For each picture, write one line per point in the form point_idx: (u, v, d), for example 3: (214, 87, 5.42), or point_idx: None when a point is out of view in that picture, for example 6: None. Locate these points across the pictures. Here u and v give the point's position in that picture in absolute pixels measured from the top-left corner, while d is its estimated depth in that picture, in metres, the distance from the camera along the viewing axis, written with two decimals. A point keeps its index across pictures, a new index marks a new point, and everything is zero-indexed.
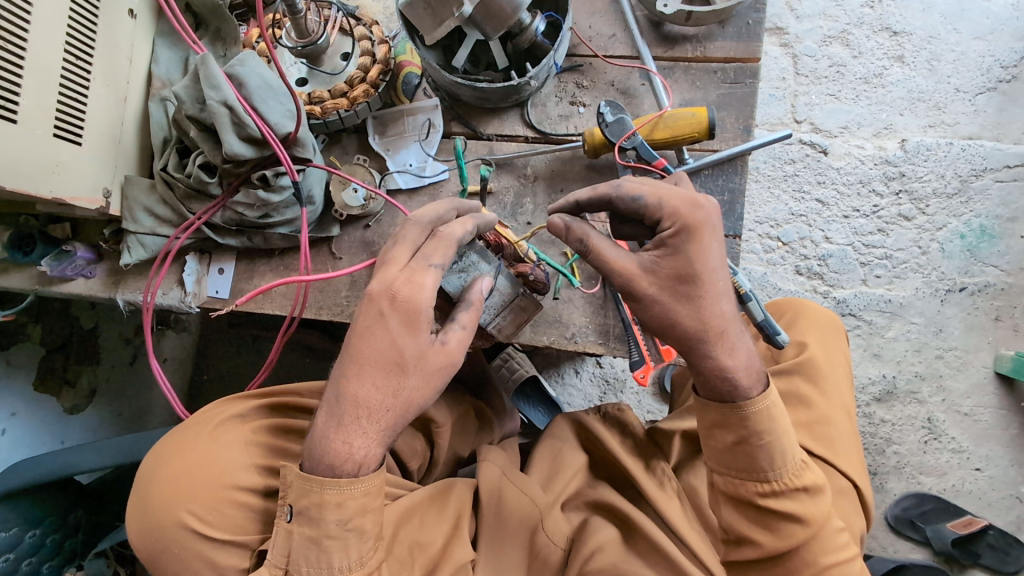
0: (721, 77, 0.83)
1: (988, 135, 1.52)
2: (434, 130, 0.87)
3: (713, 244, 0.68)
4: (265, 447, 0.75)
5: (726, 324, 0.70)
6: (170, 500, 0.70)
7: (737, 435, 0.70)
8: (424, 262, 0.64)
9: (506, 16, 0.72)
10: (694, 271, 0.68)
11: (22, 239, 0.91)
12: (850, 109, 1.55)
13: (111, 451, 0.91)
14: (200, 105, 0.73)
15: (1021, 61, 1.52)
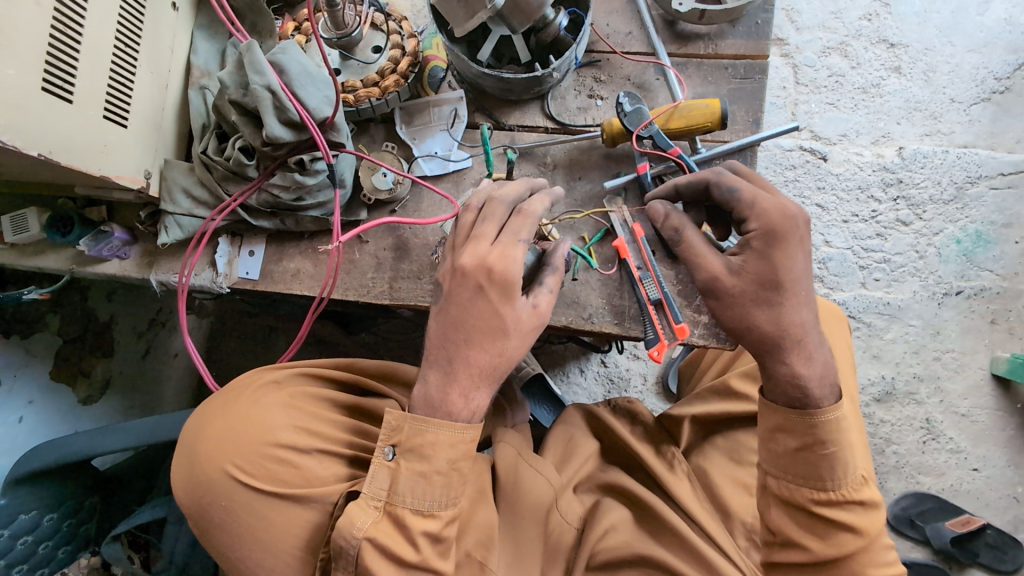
0: (731, 73, 0.88)
1: (983, 144, 1.57)
2: (459, 120, 0.92)
3: (799, 254, 0.73)
4: (300, 411, 0.84)
5: (803, 331, 0.75)
6: (217, 454, 0.81)
7: (800, 441, 0.74)
8: (513, 237, 0.72)
9: (532, 11, 0.77)
10: (779, 278, 0.73)
11: (59, 220, 0.95)
12: (849, 118, 1.60)
13: (131, 433, 0.98)
14: (243, 90, 0.78)
15: (1014, 73, 1.58)
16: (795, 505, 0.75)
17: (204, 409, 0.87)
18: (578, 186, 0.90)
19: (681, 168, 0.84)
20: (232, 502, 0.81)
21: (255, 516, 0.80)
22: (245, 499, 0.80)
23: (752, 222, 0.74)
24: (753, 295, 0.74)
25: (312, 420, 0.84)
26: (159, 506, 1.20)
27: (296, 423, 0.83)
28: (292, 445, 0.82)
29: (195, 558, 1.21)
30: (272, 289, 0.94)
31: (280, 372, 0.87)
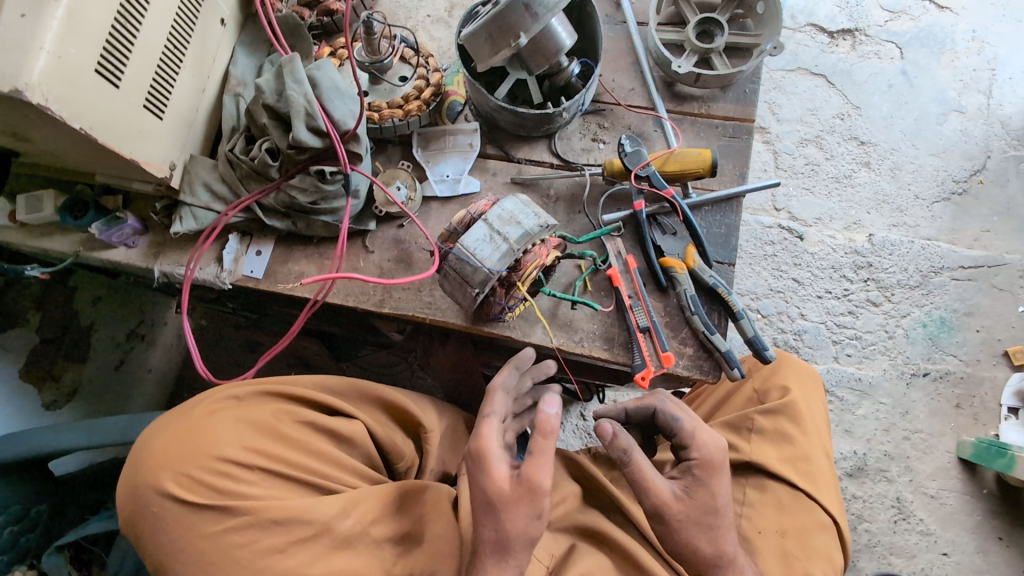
0: (721, 131, 0.98)
1: (944, 239, 1.69)
2: (473, 150, 0.99)
3: (727, 485, 0.81)
4: (256, 428, 0.76)
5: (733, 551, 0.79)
6: (156, 465, 0.73)
7: None
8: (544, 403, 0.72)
9: (550, 55, 0.86)
10: (716, 504, 0.79)
11: (74, 205, 0.98)
12: (823, 203, 1.73)
13: (104, 432, 0.95)
14: (278, 96, 0.85)
15: (971, 177, 1.73)
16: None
17: (160, 420, 0.80)
18: (576, 219, 0.96)
19: (673, 210, 0.92)
20: (167, 515, 0.72)
21: (188, 529, 0.71)
22: (181, 512, 0.71)
23: (693, 452, 0.81)
24: (694, 521, 0.78)
25: (270, 438, 0.77)
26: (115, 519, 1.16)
27: (249, 439, 0.75)
28: (241, 462, 0.74)
29: None
30: (274, 289, 0.96)
31: (244, 388, 0.81)
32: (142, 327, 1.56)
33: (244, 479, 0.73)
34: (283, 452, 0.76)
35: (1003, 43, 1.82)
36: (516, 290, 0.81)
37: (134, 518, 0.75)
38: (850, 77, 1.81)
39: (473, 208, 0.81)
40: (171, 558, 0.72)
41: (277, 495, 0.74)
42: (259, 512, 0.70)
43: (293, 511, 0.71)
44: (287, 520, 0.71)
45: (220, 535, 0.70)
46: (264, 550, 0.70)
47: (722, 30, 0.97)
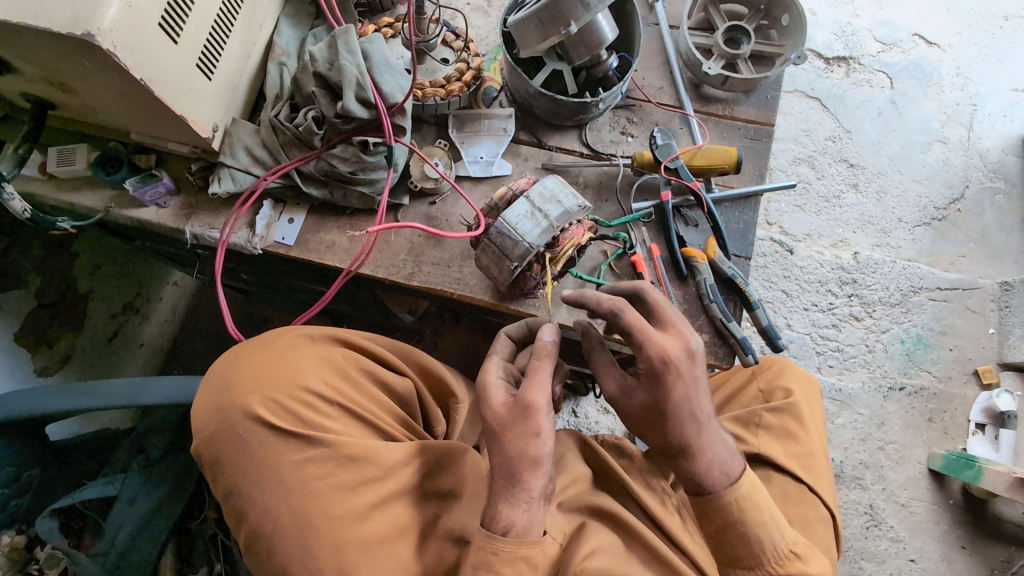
0: (744, 133, 1.03)
1: (923, 261, 1.78)
2: (506, 134, 1.02)
3: (682, 390, 0.75)
4: (335, 368, 0.81)
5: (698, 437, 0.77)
6: (244, 387, 0.77)
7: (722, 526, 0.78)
8: (538, 380, 0.71)
9: (592, 47, 0.90)
10: (666, 408, 0.75)
11: (108, 160, 0.96)
12: (812, 219, 1.81)
13: (109, 394, 0.89)
14: (329, 65, 0.88)
15: (949, 205, 1.83)
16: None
17: (235, 352, 0.84)
18: (602, 207, 1.00)
19: (697, 203, 0.97)
20: (249, 437, 0.75)
21: (268, 453, 0.74)
22: (263, 436, 0.75)
23: (640, 361, 0.75)
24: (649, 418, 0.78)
25: (346, 379, 0.81)
26: (114, 484, 1.16)
27: (330, 376, 0.80)
28: (322, 396, 0.78)
29: (138, 548, 1.15)
30: (304, 257, 0.97)
31: (318, 330, 0.85)
32: (138, 300, 1.57)
33: (322, 412, 0.78)
34: (357, 395, 0.82)
35: (984, 80, 1.92)
36: (551, 266, 0.84)
37: (210, 437, 0.77)
38: (843, 101, 1.90)
39: (516, 185, 0.84)
40: (242, 487, 0.74)
41: (350, 433, 0.79)
42: (337, 446, 0.75)
43: (365, 450, 0.76)
44: (362, 458, 0.75)
45: (300, 460, 0.74)
46: (338, 484, 0.74)
47: (749, 38, 1.03)
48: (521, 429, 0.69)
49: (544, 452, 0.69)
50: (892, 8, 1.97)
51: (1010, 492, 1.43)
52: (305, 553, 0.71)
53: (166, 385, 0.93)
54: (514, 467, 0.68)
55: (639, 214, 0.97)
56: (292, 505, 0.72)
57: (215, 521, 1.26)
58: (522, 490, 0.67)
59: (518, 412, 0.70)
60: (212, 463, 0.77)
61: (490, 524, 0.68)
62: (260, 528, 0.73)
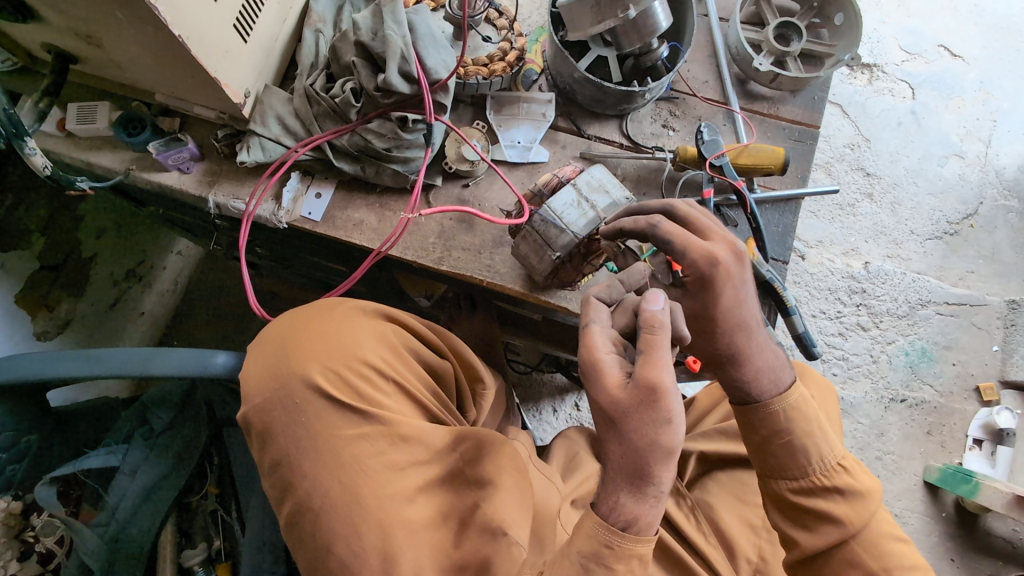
0: (787, 134, 1.01)
1: (933, 275, 1.77)
2: (545, 119, 0.99)
3: (731, 291, 0.74)
4: (390, 344, 0.81)
5: (744, 336, 0.76)
6: (302, 355, 0.76)
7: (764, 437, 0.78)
8: (655, 358, 0.64)
9: (646, 34, 0.87)
10: (712, 314, 0.75)
11: (131, 120, 0.93)
12: (825, 226, 1.79)
13: (119, 362, 0.85)
14: (373, 35, 0.84)
15: (963, 220, 1.80)
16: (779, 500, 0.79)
17: (284, 318, 0.83)
18: (640, 200, 0.98)
19: (739, 202, 0.95)
20: (304, 407, 0.75)
21: (324, 424, 0.74)
22: (318, 406, 0.75)
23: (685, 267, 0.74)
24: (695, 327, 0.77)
25: (399, 354, 0.81)
26: (116, 455, 1.14)
27: (386, 351, 0.80)
28: (377, 369, 0.78)
29: (137, 520, 1.12)
30: (331, 234, 0.94)
31: (368, 304, 0.84)
32: (141, 268, 1.52)
33: (379, 384, 0.78)
34: (408, 372, 0.81)
35: (1007, 97, 1.88)
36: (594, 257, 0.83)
37: (262, 403, 0.76)
38: (865, 109, 1.87)
39: (562, 172, 0.81)
40: (291, 458, 0.74)
41: (403, 410, 0.78)
42: (390, 424, 0.75)
43: (416, 431, 0.76)
44: (411, 438, 0.76)
45: (356, 433, 0.74)
46: (390, 464, 0.74)
47: (800, 36, 1.00)
48: (648, 416, 0.63)
49: (677, 441, 0.63)
50: (920, 16, 1.93)
51: (1007, 508, 1.45)
52: (351, 533, 0.71)
53: (174, 357, 0.88)
54: (645, 458, 0.63)
55: None
56: (342, 483, 0.72)
57: (216, 497, 1.25)
58: (654, 484, 0.62)
59: (644, 397, 0.63)
60: (260, 431, 0.76)
61: (608, 513, 0.63)
62: (305, 505, 0.72)
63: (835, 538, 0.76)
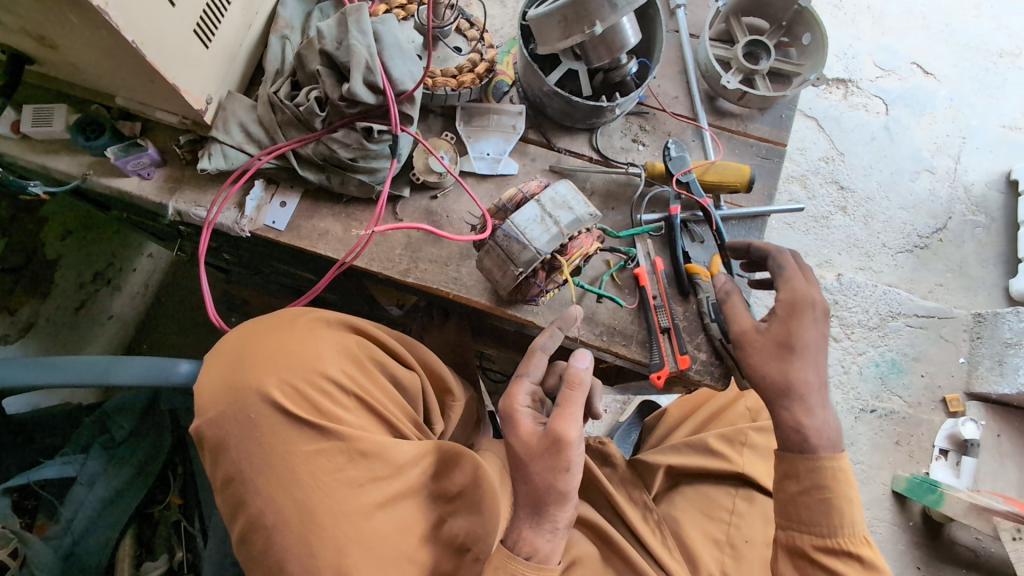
0: (755, 150, 1.01)
1: (903, 287, 1.80)
2: (514, 132, 0.98)
3: (814, 331, 0.79)
4: (354, 357, 0.79)
5: (810, 389, 0.78)
6: (260, 368, 0.73)
7: (801, 486, 0.78)
8: (566, 411, 0.71)
9: (613, 50, 0.87)
10: (796, 343, 0.78)
11: (89, 124, 0.91)
12: (800, 238, 1.82)
13: (79, 370, 0.83)
14: (337, 44, 0.83)
15: (934, 233, 1.84)
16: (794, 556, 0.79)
17: (242, 328, 0.80)
18: (608, 215, 0.98)
19: (705, 218, 0.95)
20: (261, 421, 0.72)
21: (280, 441, 0.71)
22: (275, 422, 0.72)
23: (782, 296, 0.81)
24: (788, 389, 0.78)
25: (364, 369, 0.80)
26: (73, 464, 1.12)
27: (349, 364, 0.78)
28: (340, 385, 0.76)
29: (94, 533, 1.11)
30: (294, 244, 0.92)
31: (333, 315, 0.82)
32: (110, 270, 1.49)
33: (341, 400, 0.76)
34: (372, 387, 0.80)
35: (975, 113, 1.93)
36: (558, 273, 0.81)
37: (216, 418, 0.72)
38: (839, 123, 1.90)
39: (526, 188, 0.81)
40: (244, 475, 0.71)
41: (364, 425, 0.77)
42: (350, 440, 0.73)
43: (377, 446, 0.74)
44: (371, 454, 0.74)
45: (314, 450, 0.71)
46: (348, 481, 0.72)
47: (768, 54, 1.02)
48: (550, 462, 0.70)
49: (572, 486, 0.70)
50: (895, 33, 1.97)
51: (968, 515, 1.54)
52: (306, 551, 0.69)
53: (136, 365, 0.85)
54: (544, 497, 0.70)
55: (649, 228, 0.95)
56: (296, 500, 0.70)
57: (179, 508, 1.23)
58: (550, 520, 0.70)
59: (550, 445, 0.70)
60: (212, 446, 0.73)
61: (514, 546, 0.69)
62: (257, 523, 0.70)
63: None
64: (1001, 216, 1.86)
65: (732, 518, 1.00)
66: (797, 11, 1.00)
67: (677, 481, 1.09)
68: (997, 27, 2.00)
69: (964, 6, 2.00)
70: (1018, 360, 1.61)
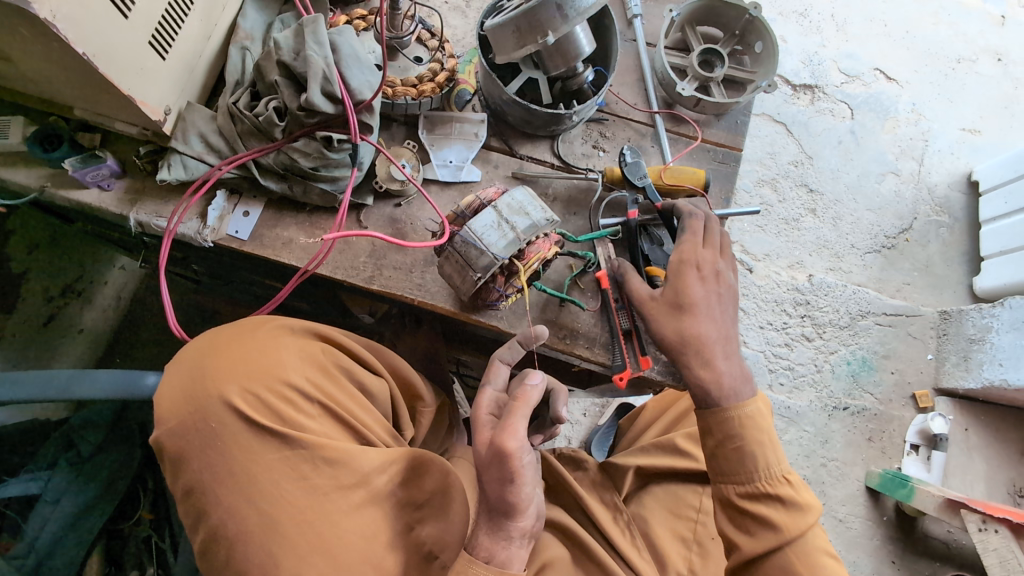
0: (712, 155, 1.04)
1: (872, 287, 1.85)
2: (476, 139, 1.00)
3: (700, 288, 0.87)
4: (318, 364, 0.79)
5: (707, 342, 0.86)
6: (220, 376, 0.73)
7: (715, 440, 0.85)
8: (512, 422, 0.73)
9: (568, 59, 0.89)
10: (688, 302, 0.86)
11: (46, 137, 0.90)
12: (772, 240, 1.86)
13: (41, 385, 0.83)
14: (294, 54, 0.84)
15: (900, 233, 1.89)
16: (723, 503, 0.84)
17: (205, 336, 0.79)
18: (569, 220, 1.00)
19: (663, 222, 0.97)
20: (222, 430, 0.71)
21: (241, 449, 0.71)
22: (236, 430, 0.71)
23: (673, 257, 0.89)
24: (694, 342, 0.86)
25: (328, 376, 0.80)
26: (39, 481, 1.10)
27: (313, 372, 0.78)
28: (304, 392, 0.76)
29: (62, 549, 1.10)
30: (259, 253, 0.93)
31: (297, 323, 0.83)
32: (78, 283, 1.50)
33: (304, 408, 0.76)
34: (337, 394, 0.80)
35: (936, 117, 1.99)
36: (516, 279, 0.82)
37: (175, 428, 0.72)
38: (807, 128, 1.95)
39: (484, 195, 0.82)
40: (204, 487, 0.71)
41: (328, 433, 0.77)
42: (312, 450, 0.72)
43: (343, 453, 0.74)
44: (336, 462, 0.73)
45: (277, 459, 0.71)
46: (313, 489, 0.72)
47: (722, 61, 1.05)
48: (497, 474, 0.72)
49: (523, 494, 0.72)
50: (858, 40, 2.03)
51: (939, 511, 1.48)
52: (269, 561, 0.68)
53: (104, 376, 0.86)
54: (498, 504, 0.74)
55: (609, 231, 0.96)
56: (259, 509, 0.69)
57: (150, 522, 1.22)
58: (506, 526, 0.74)
59: (494, 457, 0.72)
60: (172, 456, 0.72)
61: (473, 550, 0.74)
62: (220, 533, 0.70)
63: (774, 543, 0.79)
64: (962, 216, 1.92)
65: (698, 516, 1.03)
66: (748, 21, 1.03)
67: (647, 482, 1.10)
68: (955, 34, 2.06)
69: (923, 13, 2.07)
70: (981, 355, 1.65)
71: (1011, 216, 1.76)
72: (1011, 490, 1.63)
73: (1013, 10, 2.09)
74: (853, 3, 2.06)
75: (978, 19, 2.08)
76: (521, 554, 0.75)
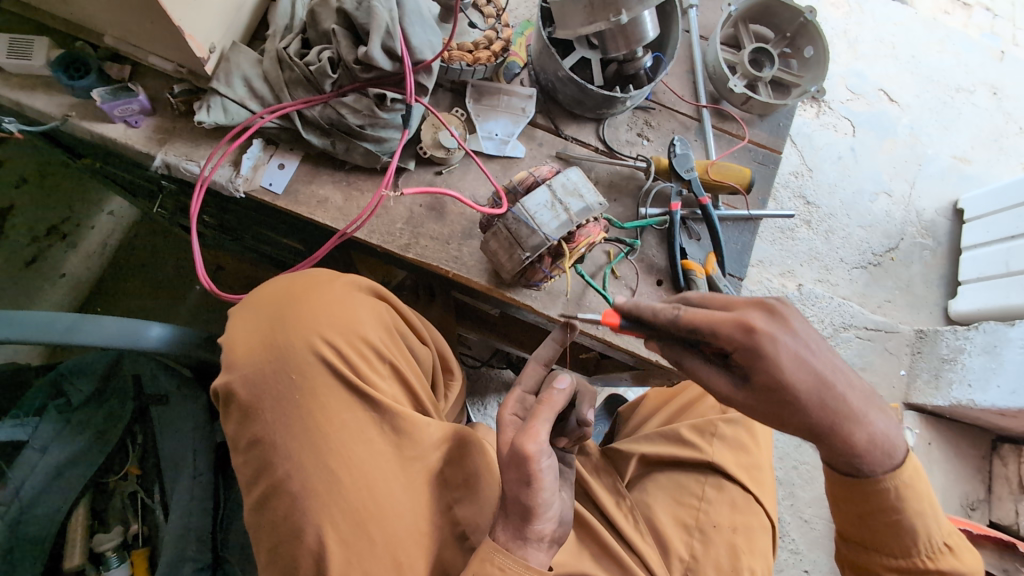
0: (753, 155, 1.05)
1: (856, 300, 1.85)
2: (523, 115, 0.98)
3: (735, 333, 0.67)
4: (387, 326, 0.80)
5: (802, 391, 0.67)
6: (303, 325, 0.73)
7: (864, 508, 0.77)
8: (534, 424, 0.69)
9: (632, 40, 0.89)
10: (752, 373, 0.68)
11: (73, 62, 0.85)
12: (767, 247, 1.87)
13: (37, 327, 0.76)
14: (357, 4, 0.82)
15: (888, 251, 1.90)
16: (869, 571, 0.82)
17: (276, 286, 0.79)
18: (610, 207, 0.99)
19: (703, 217, 0.98)
20: (303, 379, 0.71)
21: (317, 402, 0.71)
22: (317, 379, 0.71)
23: (716, 344, 0.69)
24: (771, 412, 0.69)
25: (395, 338, 0.80)
26: (25, 428, 1.04)
27: (384, 333, 0.78)
28: (377, 350, 0.76)
29: (45, 500, 1.02)
30: (291, 209, 0.89)
31: (365, 282, 0.83)
32: (66, 224, 1.42)
33: (377, 365, 0.76)
34: (403, 356, 0.80)
35: (933, 143, 2.00)
36: (562, 261, 0.81)
37: (252, 375, 0.72)
38: (810, 141, 1.97)
39: (538, 172, 0.81)
40: (273, 439, 0.70)
41: (397, 396, 0.76)
42: (383, 411, 0.72)
43: (408, 421, 0.73)
44: (403, 431, 0.72)
45: (352, 416, 0.71)
46: (380, 454, 0.71)
47: (772, 63, 1.06)
48: (515, 475, 0.68)
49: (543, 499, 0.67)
50: (867, 59, 2.04)
51: None
52: (321, 525, 0.67)
53: (105, 325, 0.80)
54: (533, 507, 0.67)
55: (655, 220, 0.95)
56: (326, 469, 0.68)
57: (138, 478, 1.13)
58: (524, 530, 0.67)
59: (512, 459, 0.68)
60: (243, 405, 0.72)
61: (510, 547, 0.67)
62: (284, 487, 0.69)
63: (917, 551, 0.78)
64: (946, 240, 1.93)
65: (702, 504, 1.00)
66: (801, 24, 1.04)
67: (651, 469, 1.08)
68: (956, 63, 2.08)
69: (930, 40, 2.08)
70: (952, 374, 1.68)
71: (992, 245, 1.76)
72: (965, 503, 1.67)
73: (1011, 46, 2.11)
74: (864, 21, 2.07)
75: (980, 51, 2.10)
76: (543, 551, 0.68)
